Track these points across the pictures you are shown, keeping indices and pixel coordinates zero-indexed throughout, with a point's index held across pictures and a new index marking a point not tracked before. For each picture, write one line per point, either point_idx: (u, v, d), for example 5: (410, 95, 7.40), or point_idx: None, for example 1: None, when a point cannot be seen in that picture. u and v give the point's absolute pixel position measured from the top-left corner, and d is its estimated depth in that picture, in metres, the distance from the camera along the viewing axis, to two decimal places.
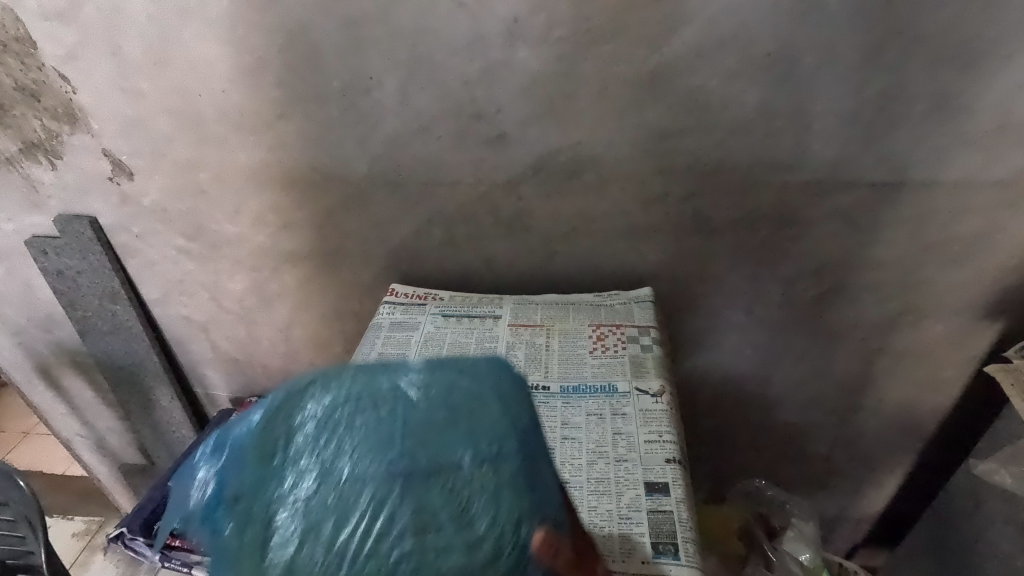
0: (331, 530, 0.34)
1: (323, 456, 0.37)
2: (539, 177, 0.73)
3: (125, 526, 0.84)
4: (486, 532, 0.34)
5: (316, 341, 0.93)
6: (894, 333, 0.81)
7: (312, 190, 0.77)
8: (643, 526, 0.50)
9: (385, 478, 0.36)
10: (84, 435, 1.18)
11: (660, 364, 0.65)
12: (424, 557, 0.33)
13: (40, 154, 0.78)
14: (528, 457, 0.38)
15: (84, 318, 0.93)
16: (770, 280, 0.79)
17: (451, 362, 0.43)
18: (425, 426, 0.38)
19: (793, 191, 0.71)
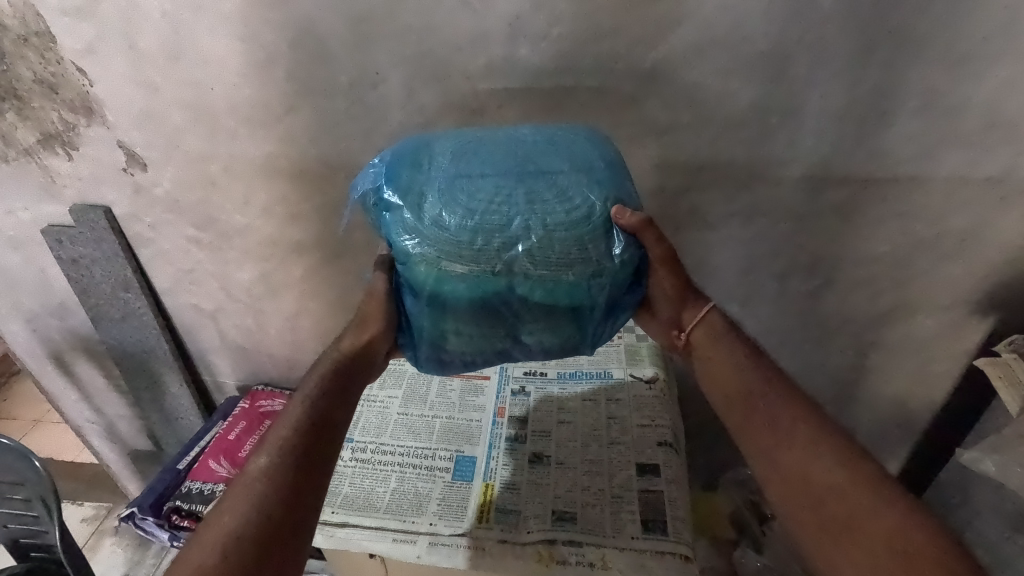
0: (470, 201, 0.50)
1: (457, 158, 0.54)
2: None
3: (136, 507, 0.87)
4: (577, 202, 0.50)
5: (321, 330, 0.96)
6: (886, 327, 0.83)
7: (320, 182, 0.79)
8: (633, 504, 0.56)
9: (505, 168, 0.52)
10: (95, 421, 1.21)
11: (655, 353, 0.69)
12: (540, 222, 0.49)
13: (57, 145, 0.80)
14: (608, 174, 0.53)
15: (97, 306, 0.96)
16: (764, 274, 0.81)
17: (546, 127, 0.59)
18: (530, 152, 0.54)
19: (786, 186, 0.73)
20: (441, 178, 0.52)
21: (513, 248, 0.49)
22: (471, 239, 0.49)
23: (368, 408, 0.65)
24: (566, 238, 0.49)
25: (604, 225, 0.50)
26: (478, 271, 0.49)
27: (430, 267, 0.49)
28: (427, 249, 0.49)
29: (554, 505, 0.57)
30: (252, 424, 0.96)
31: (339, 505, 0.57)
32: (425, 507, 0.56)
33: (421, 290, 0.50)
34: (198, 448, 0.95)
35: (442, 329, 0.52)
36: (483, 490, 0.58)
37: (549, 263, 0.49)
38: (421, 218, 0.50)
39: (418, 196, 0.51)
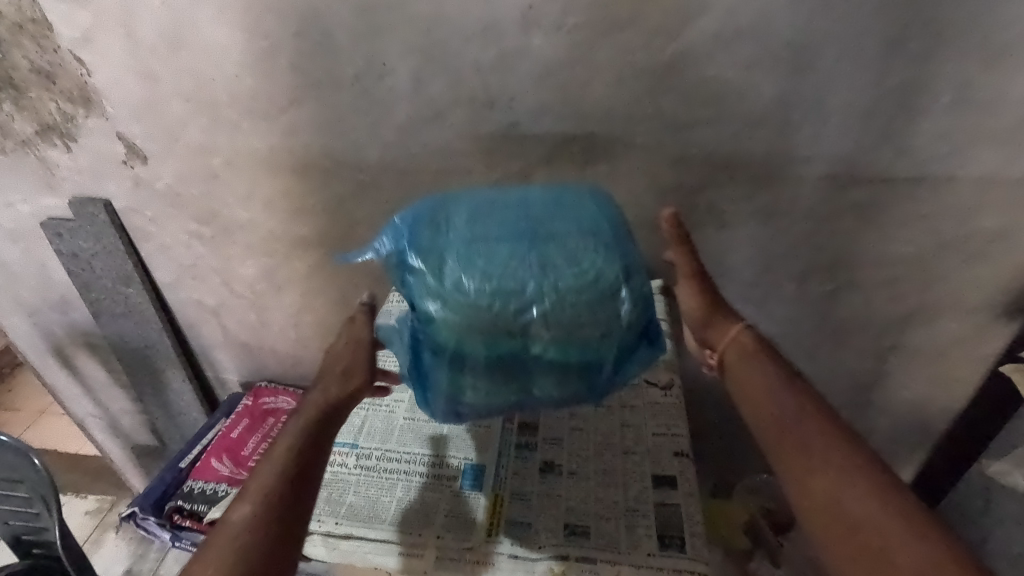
0: (488, 265, 0.51)
1: (472, 221, 0.55)
2: (551, 167, 0.72)
3: (137, 507, 0.86)
4: (586, 266, 0.51)
5: (325, 327, 0.94)
6: (908, 331, 0.80)
7: (324, 177, 0.77)
8: (649, 518, 0.50)
9: (518, 233, 0.53)
10: (97, 416, 1.19)
11: (673, 356, 0.65)
12: (553, 285, 0.50)
13: (55, 136, 0.78)
14: (614, 236, 0.54)
15: (98, 301, 0.94)
16: (782, 275, 0.78)
17: (553, 187, 0.61)
18: (541, 216, 0.55)
19: (809, 184, 0.70)
20: (459, 242, 0.53)
21: (528, 312, 0.50)
22: (489, 303, 0.50)
23: (371, 411, 0.60)
24: (577, 302, 0.50)
25: (615, 286, 0.51)
26: (494, 334, 0.50)
27: (447, 334, 0.50)
28: (447, 311, 0.50)
29: (567, 518, 0.51)
30: (255, 422, 0.94)
31: (344, 516, 0.51)
32: (431, 518, 0.51)
33: (435, 354, 0.51)
34: (200, 447, 0.93)
35: (458, 389, 0.52)
36: (493, 500, 0.52)
37: (564, 324, 0.50)
38: (438, 281, 0.51)
39: (436, 258, 0.52)
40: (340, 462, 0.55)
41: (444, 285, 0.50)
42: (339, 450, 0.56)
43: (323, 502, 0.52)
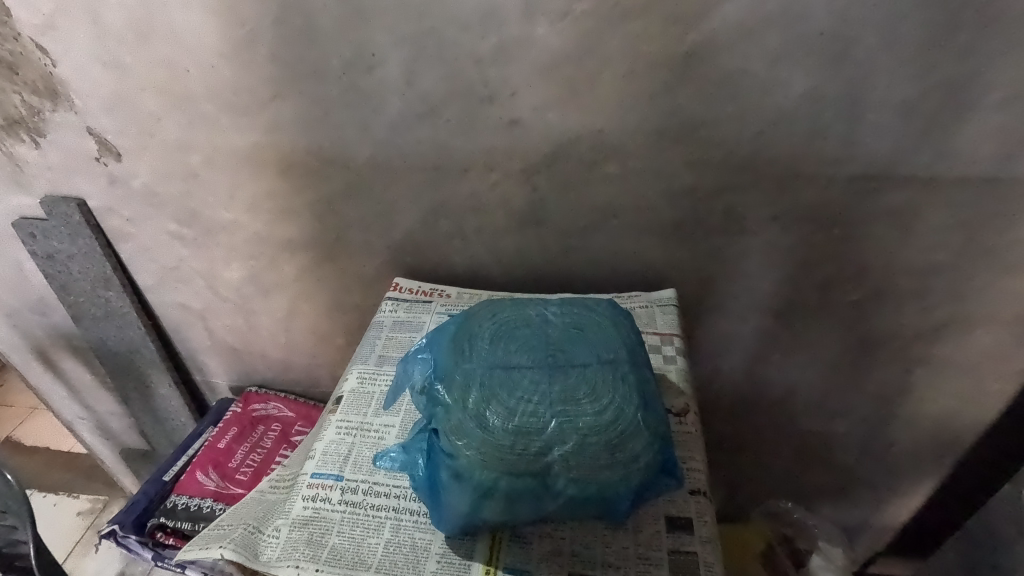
0: (509, 397, 0.45)
1: (494, 343, 0.49)
2: (556, 167, 0.66)
3: (117, 524, 0.82)
4: (609, 403, 0.45)
5: (316, 333, 0.89)
6: (937, 343, 0.74)
7: (311, 176, 0.71)
8: (661, 569, 0.46)
9: (541, 357, 0.47)
10: (84, 418, 1.15)
11: (685, 379, 0.60)
12: (577, 426, 0.44)
13: (23, 131, 0.73)
14: (635, 365, 0.48)
15: (77, 304, 0.89)
16: (804, 283, 0.72)
17: (579, 304, 0.54)
18: (562, 337, 0.49)
19: (837, 188, 0.64)
20: (481, 368, 0.47)
21: (552, 455, 0.43)
22: (513, 443, 0.43)
23: (359, 439, 0.55)
24: (602, 444, 0.44)
25: (642, 420, 0.45)
26: (514, 477, 0.43)
27: (465, 474, 0.43)
28: (467, 450, 0.43)
29: (572, 566, 0.46)
30: (244, 430, 0.90)
31: (325, 562, 0.46)
32: (422, 565, 0.46)
33: (453, 486, 0.44)
34: (186, 458, 0.89)
35: (469, 528, 0.46)
36: (491, 543, 0.47)
37: (588, 470, 0.43)
38: (460, 416, 0.45)
39: (458, 386, 0.46)
40: (323, 498, 0.50)
41: (463, 418, 0.44)
42: (323, 484, 0.51)
43: (304, 546, 0.47)
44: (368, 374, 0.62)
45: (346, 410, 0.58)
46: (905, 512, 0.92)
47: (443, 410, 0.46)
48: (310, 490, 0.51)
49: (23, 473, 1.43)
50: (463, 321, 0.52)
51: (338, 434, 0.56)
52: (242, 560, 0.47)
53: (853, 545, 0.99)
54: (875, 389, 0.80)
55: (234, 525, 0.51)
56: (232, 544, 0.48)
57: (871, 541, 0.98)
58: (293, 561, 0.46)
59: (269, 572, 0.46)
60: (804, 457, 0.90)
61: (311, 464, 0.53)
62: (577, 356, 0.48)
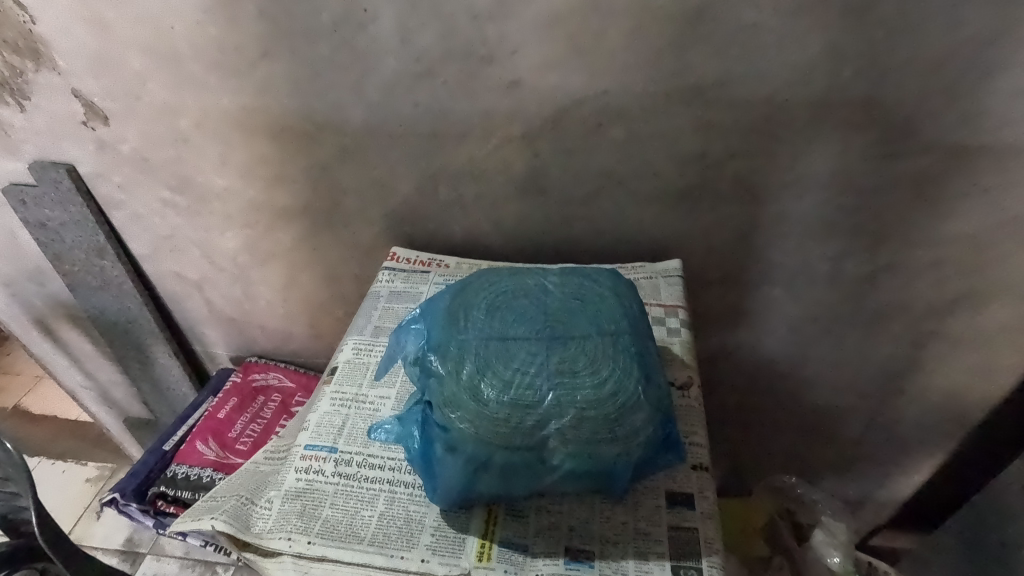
0: (504, 369, 0.43)
1: (491, 314, 0.47)
2: (558, 132, 0.64)
3: (118, 492, 0.82)
4: (609, 375, 0.43)
5: (315, 303, 0.87)
6: (951, 317, 0.71)
7: (304, 141, 0.68)
8: (661, 544, 0.45)
9: (538, 329, 0.45)
10: (88, 387, 1.15)
11: (690, 352, 0.58)
12: (575, 399, 0.42)
13: (7, 94, 0.70)
14: (637, 337, 0.46)
15: (73, 273, 0.88)
16: (815, 255, 0.69)
17: (580, 273, 0.52)
18: (561, 307, 0.47)
19: (854, 153, 0.61)
20: (476, 339, 0.45)
21: (548, 428, 0.42)
22: (508, 416, 0.42)
23: (354, 411, 0.54)
24: (600, 418, 0.42)
25: (642, 393, 0.43)
26: (508, 450, 0.42)
27: (459, 447, 0.42)
28: (461, 423, 0.42)
29: (569, 541, 0.45)
30: (245, 400, 0.89)
31: (317, 534, 0.46)
32: (416, 539, 0.45)
33: (448, 458, 0.43)
34: (186, 427, 0.89)
35: (464, 500, 0.45)
36: (486, 516, 0.47)
37: (585, 443, 0.42)
38: (454, 388, 0.43)
39: (452, 357, 0.44)
40: (316, 470, 0.50)
41: (458, 391, 0.43)
42: (316, 456, 0.51)
43: (295, 518, 0.47)
44: (364, 345, 0.60)
45: (341, 381, 0.57)
46: (909, 487, 0.92)
47: (437, 382, 0.44)
48: (303, 462, 0.50)
49: (30, 441, 1.44)
50: (459, 291, 0.51)
51: (332, 406, 0.55)
52: (233, 532, 0.46)
53: (855, 519, 0.98)
54: (885, 363, 0.78)
55: (227, 497, 0.51)
56: (223, 515, 0.47)
57: (874, 514, 0.97)
58: (284, 533, 0.46)
59: (261, 544, 0.46)
60: (809, 431, 0.89)
61: (305, 435, 0.52)
62: (575, 327, 0.46)
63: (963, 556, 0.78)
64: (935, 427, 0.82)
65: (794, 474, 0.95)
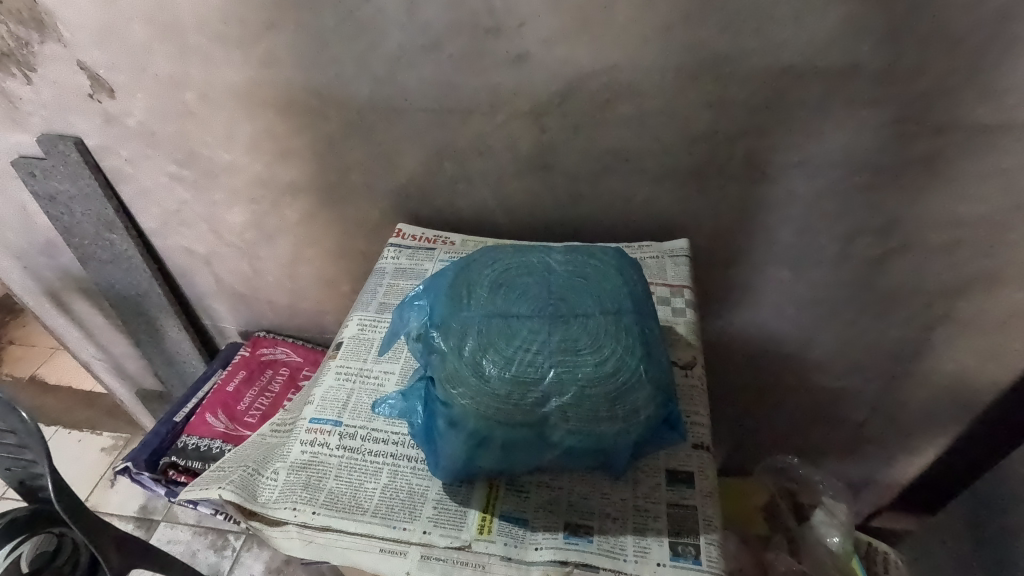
0: (506, 347, 0.43)
1: (494, 291, 0.47)
2: (566, 107, 0.63)
3: (131, 461, 0.84)
4: (611, 354, 0.43)
5: (321, 279, 0.87)
6: (962, 300, 0.70)
7: (309, 115, 0.68)
8: (660, 521, 0.45)
9: (541, 306, 0.45)
10: (101, 359, 1.17)
11: (694, 332, 0.58)
12: (577, 377, 0.42)
13: (13, 65, 0.70)
14: (641, 316, 0.46)
15: (83, 246, 0.89)
16: (825, 236, 0.68)
17: (584, 250, 0.52)
18: (565, 285, 0.47)
19: (869, 132, 0.60)
20: (478, 316, 0.45)
21: (549, 405, 0.42)
22: (509, 392, 0.42)
23: (359, 385, 0.55)
24: (601, 396, 0.42)
25: (643, 372, 0.43)
26: (509, 426, 0.42)
27: (460, 422, 0.42)
28: (462, 399, 0.42)
29: (569, 516, 0.46)
30: (253, 373, 0.91)
31: (321, 505, 0.46)
32: (419, 511, 0.46)
33: (450, 433, 0.43)
34: (197, 400, 0.91)
35: (466, 474, 0.46)
36: (487, 491, 0.47)
37: (586, 421, 0.42)
38: (456, 364, 0.43)
39: (454, 335, 0.45)
40: (321, 443, 0.50)
41: (460, 368, 0.43)
42: (321, 429, 0.51)
43: (300, 489, 0.48)
44: (369, 321, 0.61)
45: (346, 356, 0.57)
46: (913, 470, 0.92)
47: (439, 358, 0.44)
48: (308, 434, 0.51)
49: (47, 410, 1.47)
50: (463, 268, 0.50)
51: (337, 380, 0.55)
52: (240, 501, 0.47)
53: (857, 500, 0.99)
54: (893, 346, 0.77)
55: (234, 467, 0.52)
56: (230, 484, 0.48)
57: (877, 496, 0.98)
58: (290, 503, 0.47)
59: (267, 513, 0.47)
60: (814, 412, 0.89)
61: (310, 408, 0.53)
62: (578, 305, 0.45)
63: (965, 538, 0.79)
64: (942, 410, 0.82)
65: (797, 454, 0.96)
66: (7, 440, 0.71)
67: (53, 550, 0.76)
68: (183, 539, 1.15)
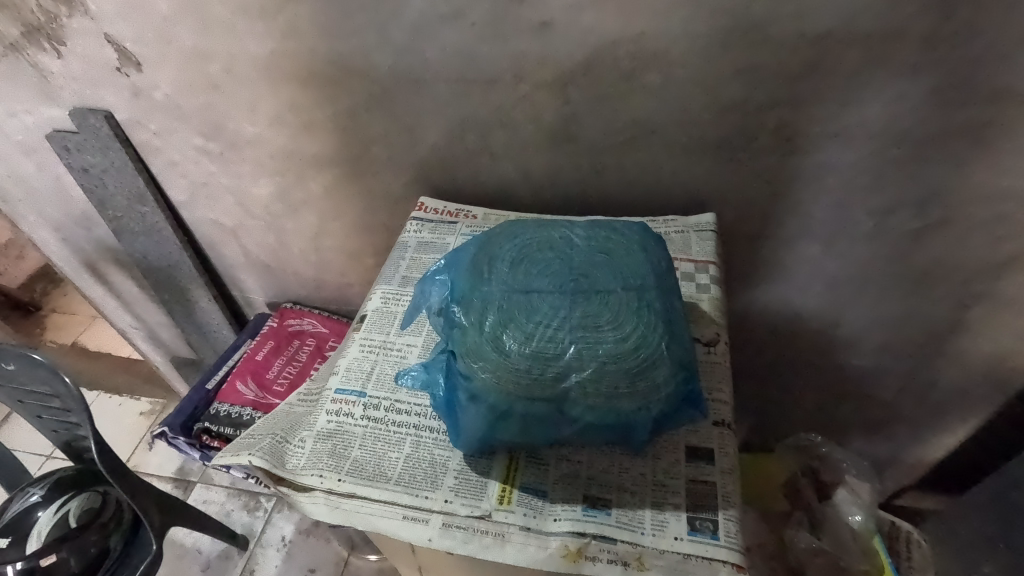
0: (527, 322, 0.43)
1: (515, 267, 0.47)
2: (590, 77, 0.61)
3: (166, 426, 0.87)
4: (632, 331, 0.43)
5: (345, 252, 0.88)
6: (1002, 278, 0.67)
7: (332, 87, 0.68)
8: (679, 497, 0.46)
9: (562, 282, 0.45)
10: (137, 327, 1.21)
11: (718, 309, 0.57)
12: (597, 353, 0.42)
13: (43, 39, 0.71)
14: (663, 293, 0.46)
15: (116, 218, 0.91)
16: (859, 210, 0.66)
17: (605, 225, 0.51)
18: (587, 261, 0.47)
19: (911, 99, 0.57)
20: (499, 291, 0.45)
21: (569, 381, 0.42)
22: (528, 367, 0.42)
23: (382, 357, 0.56)
24: (621, 372, 0.42)
25: (665, 349, 0.43)
26: (528, 400, 0.42)
27: (480, 395, 0.43)
28: (482, 372, 0.43)
29: (587, 489, 0.46)
30: (281, 343, 0.93)
31: (346, 473, 0.48)
32: (440, 481, 0.47)
33: (471, 405, 0.44)
34: (227, 368, 0.94)
35: (486, 446, 0.46)
36: (507, 463, 0.48)
37: (606, 397, 0.42)
38: (476, 339, 0.44)
39: (475, 309, 0.45)
40: (346, 413, 0.52)
41: (481, 342, 0.43)
42: (346, 399, 0.53)
43: (327, 457, 0.49)
44: (392, 294, 0.61)
45: (370, 328, 0.58)
46: (941, 450, 0.90)
47: (460, 332, 0.45)
48: (333, 404, 0.52)
49: (88, 375, 1.54)
50: (484, 243, 0.50)
51: (361, 351, 0.56)
52: (269, 467, 0.49)
53: (881, 478, 0.98)
54: (926, 325, 0.75)
55: (263, 434, 0.54)
56: (260, 452, 0.50)
57: (902, 474, 0.97)
58: (317, 470, 0.48)
59: (295, 479, 0.48)
60: (840, 390, 0.87)
61: (336, 379, 0.54)
62: (598, 282, 0.45)
63: (991, 520, 0.77)
64: (975, 391, 0.80)
65: (821, 432, 0.95)
66: (53, 405, 0.79)
67: (99, 506, 0.84)
68: (218, 499, 1.21)
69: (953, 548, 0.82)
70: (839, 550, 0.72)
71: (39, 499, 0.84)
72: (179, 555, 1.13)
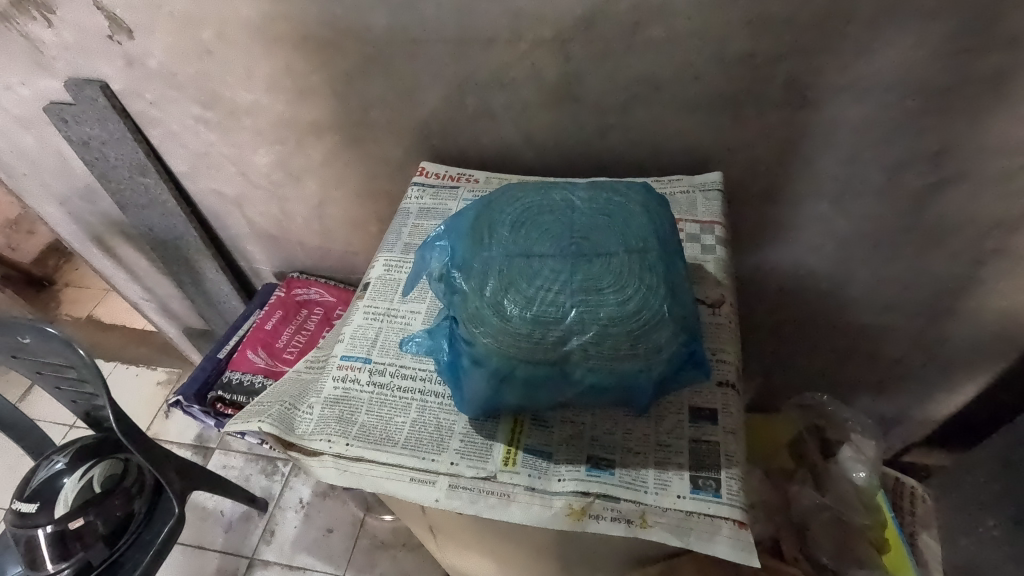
0: (528, 286, 0.43)
1: (516, 231, 0.46)
2: (592, 32, 0.59)
3: (181, 395, 0.88)
4: (634, 294, 0.42)
5: (349, 220, 0.88)
6: (1017, 234, 0.66)
7: (328, 51, 0.66)
8: (682, 456, 0.46)
9: (563, 246, 0.45)
10: (148, 299, 1.22)
11: (724, 270, 0.56)
12: (599, 315, 0.42)
13: (33, 8, 0.69)
14: (666, 255, 0.45)
15: (119, 192, 0.91)
16: (871, 166, 0.64)
17: (607, 186, 0.50)
18: (589, 224, 0.46)
19: (929, 47, 0.54)
20: (500, 256, 0.45)
21: (571, 344, 0.42)
22: (531, 331, 0.42)
23: (387, 324, 0.56)
24: (622, 335, 0.42)
25: (666, 310, 0.43)
26: (529, 363, 0.42)
27: (483, 360, 0.43)
28: (484, 337, 0.43)
29: (591, 451, 0.47)
30: (289, 313, 0.94)
31: (354, 437, 0.49)
32: (446, 444, 0.48)
33: (475, 369, 0.44)
34: (238, 338, 0.95)
35: (491, 409, 0.47)
36: (513, 426, 0.49)
37: (607, 360, 0.42)
38: (478, 305, 0.43)
39: (476, 275, 0.45)
40: (353, 379, 0.52)
41: (484, 306, 0.43)
42: (352, 365, 0.53)
43: (335, 422, 0.50)
44: (395, 262, 0.61)
45: (373, 296, 0.58)
46: (948, 408, 0.90)
47: (462, 298, 0.45)
48: (339, 370, 0.53)
49: (104, 347, 1.57)
50: (485, 207, 0.50)
51: (365, 319, 0.57)
52: (278, 433, 0.50)
53: (888, 435, 0.99)
54: (935, 282, 0.74)
55: (272, 400, 0.54)
56: (269, 418, 0.51)
57: (908, 432, 0.97)
58: (325, 436, 0.49)
59: (304, 443, 0.50)
60: (849, 349, 0.87)
61: (341, 346, 0.55)
62: (599, 246, 0.44)
63: (998, 474, 0.78)
64: (984, 348, 0.79)
65: (827, 390, 0.95)
66: (69, 375, 0.80)
67: (121, 472, 0.87)
68: (237, 464, 1.25)
69: (958, 503, 0.83)
70: (841, 504, 0.73)
71: (64, 466, 0.86)
72: (202, 516, 1.18)
